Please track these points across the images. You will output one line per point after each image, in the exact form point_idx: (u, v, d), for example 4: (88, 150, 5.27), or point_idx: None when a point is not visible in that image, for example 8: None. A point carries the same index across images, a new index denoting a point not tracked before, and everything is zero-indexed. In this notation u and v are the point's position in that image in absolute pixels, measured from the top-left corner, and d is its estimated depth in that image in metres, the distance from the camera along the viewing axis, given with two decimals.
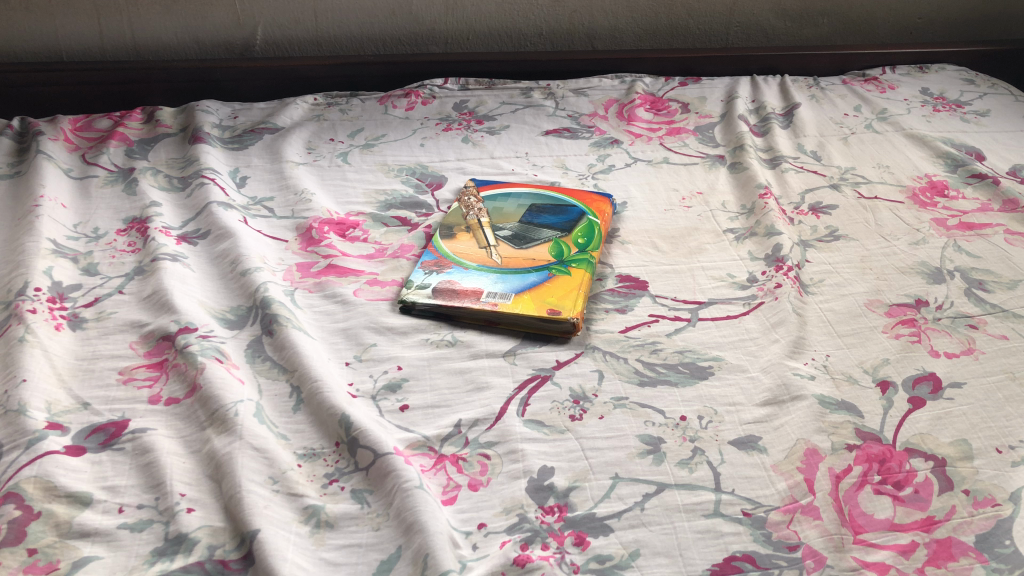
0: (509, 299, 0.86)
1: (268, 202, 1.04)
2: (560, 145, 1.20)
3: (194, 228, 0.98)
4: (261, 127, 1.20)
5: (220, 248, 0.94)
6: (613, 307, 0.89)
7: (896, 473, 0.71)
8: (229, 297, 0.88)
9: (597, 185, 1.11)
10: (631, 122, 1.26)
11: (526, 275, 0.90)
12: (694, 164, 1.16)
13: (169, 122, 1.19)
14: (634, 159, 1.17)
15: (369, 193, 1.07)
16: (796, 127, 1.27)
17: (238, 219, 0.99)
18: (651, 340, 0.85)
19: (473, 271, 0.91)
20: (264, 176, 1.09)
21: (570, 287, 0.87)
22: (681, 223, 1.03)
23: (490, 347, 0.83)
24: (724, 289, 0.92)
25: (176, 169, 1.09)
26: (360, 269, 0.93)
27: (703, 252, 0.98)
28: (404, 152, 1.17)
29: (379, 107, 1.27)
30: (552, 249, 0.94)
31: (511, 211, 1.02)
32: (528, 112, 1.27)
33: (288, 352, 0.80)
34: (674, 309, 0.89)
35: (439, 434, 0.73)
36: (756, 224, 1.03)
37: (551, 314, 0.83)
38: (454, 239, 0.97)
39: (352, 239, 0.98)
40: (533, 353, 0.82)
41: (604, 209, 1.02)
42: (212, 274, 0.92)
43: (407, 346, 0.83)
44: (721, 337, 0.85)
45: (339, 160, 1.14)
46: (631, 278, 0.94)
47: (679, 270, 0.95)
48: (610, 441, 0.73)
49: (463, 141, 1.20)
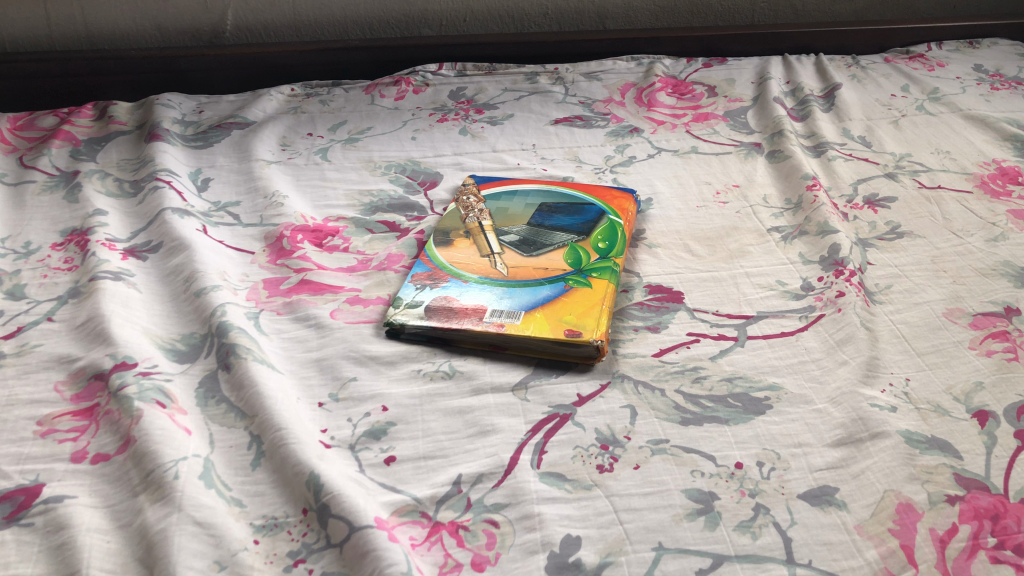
0: (518, 319, 0.71)
1: (232, 207, 0.90)
2: (572, 135, 1.05)
3: (144, 240, 0.83)
4: (229, 122, 1.05)
5: (172, 263, 0.79)
6: (643, 325, 0.74)
7: (1015, 534, 0.55)
8: (180, 323, 0.74)
9: (616, 180, 0.96)
10: (651, 108, 1.11)
11: (538, 289, 0.75)
12: (726, 153, 1.01)
13: (124, 118, 1.05)
14: (657, 149, 1.02)
15: (351, 195, 0.92)
16: (839, 111, 1.11)
17: (196, 228, 0.84)
18: (692, 365, 0.69)
19: (474, 285, 0.76)
20: (230, 177, 0.94)
21: (591, 302, 0.72)
22: (716, 222, 0.88)
23: (495, 379, 0.68)
24: (775, 300, 0.77)
25: (128, 172, 0.94)
26: (339, 284, 0.78)
27: (746, 255, 0.83)
28: (392, 147, 1.02)
29: (365, 97, 1.13)
30: (567, 256, 0.79)
31: (518, 212, 0.87)
32: (534, 99, 1.12)
33: (248, 393, 0.65)
34: (718, 326, 0.74)
35: (433, 496, 0.58)
36: (805, 221, 0.87)
37: (569, 336, 0.68)
38: (451, 247, 0.82)
39: (330, 249, 0.83)
40: (549, 386, 0.67)
41: (627, 207, 0.87)
42: (162, 295, 0.77)
43: (394, 379, 0.68)
44: (776, 360, 0.70)
45: (318, 156, 0.99)
46: (663, 289, 0.79)
47: (718, 278, 0.80)
48: (649, 500, 0.58)
49: (460, 133, 1.05)
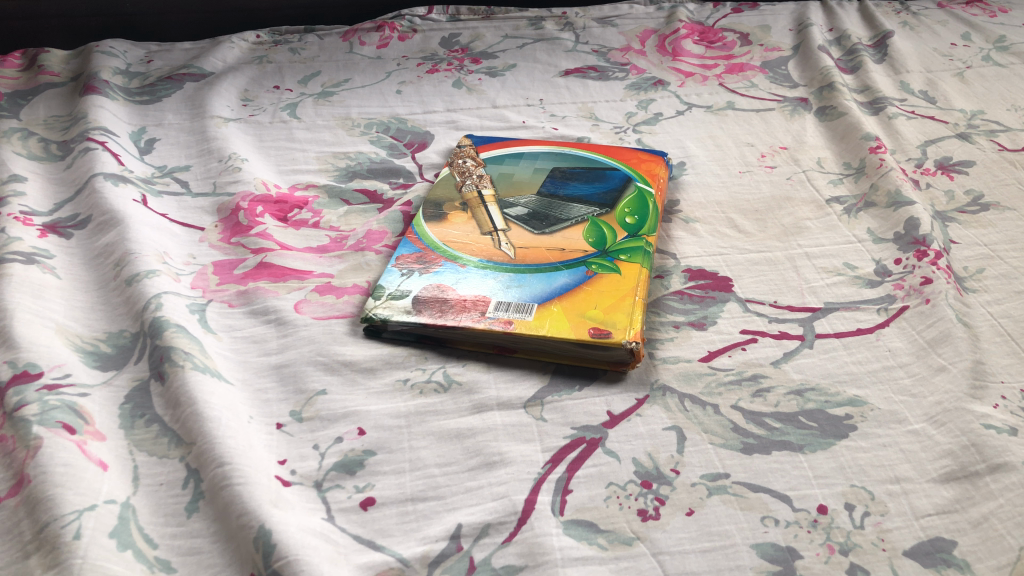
0: (531, 314, 0.56)
1: (180, 172, 0.74)
2: (585, 88, 0.90)
3: (70, 213, 0.68)
4: (182, 73, 0.89)
5: (101, 242, 0.64)
6: (685, 320, 0.59)
7: None
8: (107, 318, 0.58)
9: (641, 141, 0.80)
10: (677, 58, 0.95)
11: (554, 275, 0.60)
12: (767, 110, 0.86)
13: (57, 68, 0.89)
14: (687, 105, 0.87)
15: (324, 158, 0.77)
16: (893, 61, 0.96)
17: (134, 198, 0.68)
18: (750, 372, 0.55)
19: (474, 270, 0.61)
20: (179, 137, 0.79)
21: (621, 293, 0.58)
22: (762, 192, 0.73)
23: (502, 393, 0.53)
24: (845, 288, 0.62)
25: (58, 130, 0.79)
26: (306, 268, 0.63)
27: (804, 232, 0.68)
28: (374, 101, 0.87)
29: (342, 45, 0.97)
30: (588, 234, 0.64)
31: (525, 179, 0.72)
32: (540, 48, 0.97)
33: (185, 412, 0.50)
34: (778, 321, 0.59)
35: (424, 555, 0.43)
36: (870, 190, 0.73)
37: (597, 337, 0.54)
38: (444, 222, 0.67)
39: (297, 225, 0.68)
40: (571, 401, 0.53)
41: (657, 173, 0.72)
42: (86, 282, 0.61)
43: (373, 392, 0.53)
44: (855, 366, 0.56)
45: (285, 113, 0.84)
46: (706, 274, 0.64)
47: (772, 261, 0.65)
48: (709, 559, 0.44)
49: (454, 85, 0.90)
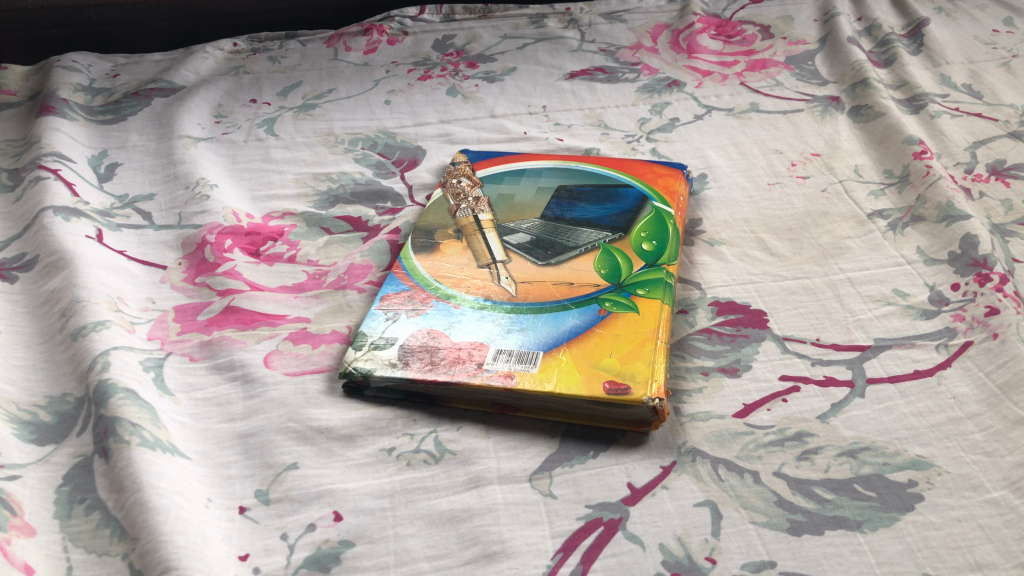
0: (536, 365, 0.48)
1: (142, 201, 0.67)
2: (593, 91, 0.81)
3: (16, 254, 0.60)
4: (150, 88, 0.82)
5: (48, 288, 0.56)
6: (715, 365, 0.51)
7: None
8: (49, 379, 0.50)
9: (656, 150, 0.72)
10: (692, 55, 0.87)
11: (561, 315, 0.52)
12: (795, 111, 0.78)
13: (14, 88, 0.82)
14: (706, 108, 0.79)
15: (303, 180, 0.69)
16: (931, 52, 0.87)
17: (87, 234, 0.61)
18: (794, 430, 0.47)
19: (469, 311, 0.53)
20: (144, 161, 0.71)
21: (640, 336, 0.50)
22: (795, 207, 0.65)
23: (504, 463, 0.45)
24: (897, 320, 0.54)
25: (10, 157, 0.71)
26: (279, 312, 0.56)
27: (845, 253, 0.60)
28: (360, 114, 0.79)
29: (327, 51, 0.89)
30: (601, 264, 0.56)
31: (528, 200, 0.64)
32: (542, 48, 0.89)
33: (129, 499, 0.42)
34: (823, 363, 0.51)
35: None
36: (917, 202, 0.64)
37: (613, 392, 0.46)
38: (436, 253, 0.59)
39: (271, 259, 0.61)
40: (584, 472, 0.45)
41: (676, 189, 0.64)
42: (29, 336, 0.54)
43: (353, 466, 0.46)
44: (916, 419, 0.47)
45: (262, 130, 0.76)
46: (737, 307, 0.56)
47: (810, 289, 0.57)
48: None
49: (448, 93, 0.82)
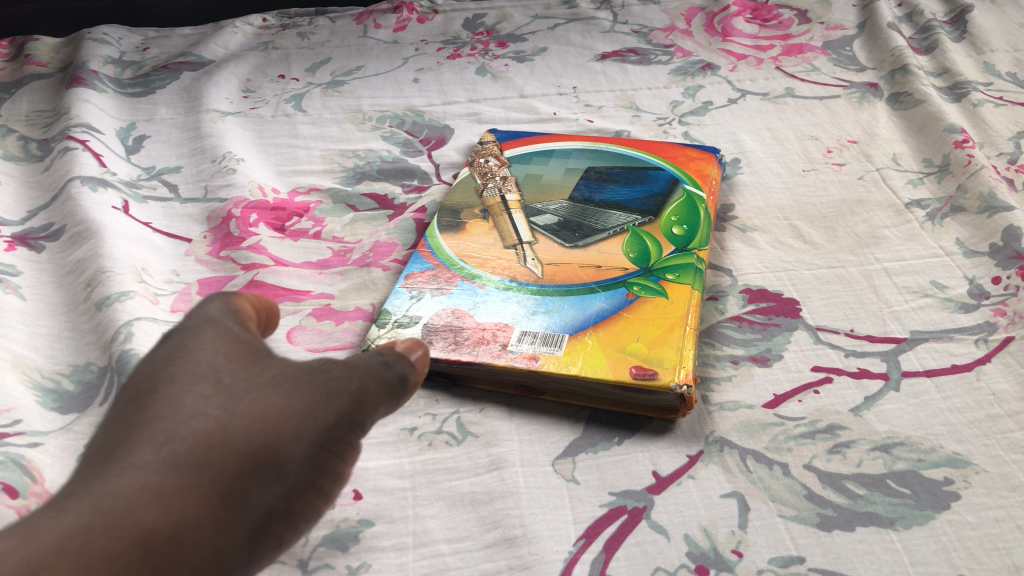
0: (561, 347, 0.47)
1: (169, 174, 0.66)
2: (624, 73, 0.80)
3: (44, 224, 0.60)
4: (179, 62, 0.82)
5: (74, 257, 0.56)
6: (745, 354, 0.50)
7: None
8: (73, 349, 0.50)
9: (688, 134, 0.71)
10: (727, 38, 0.85)
11: (588, 299, 0.51)
12: (832, 97, 0.76)
13: (46, 59, 0.82)
14: (740, 92, 0.77)
15: (330, 157, 0.69)
16: (974, 40, 0.85)
17: (114, 205, 0.61)
18: (826, 423, 0.45)
19: (494, 292, 0.52)
20: (171, 134, 0.71)
21: (669, 321, 0.49)
22: (831, 194, 0.64)
23: (526, 447, 0.45)
24: (935, 313, 0.52)
25: (40, 127, 0.71)
26: (303, 287, 0.55)
27: (882, 242, 0.58)
28: (388, 91, 0.78)
29: (356, 28, 0.88)
30: (629, 248, 0.55)
31: (556, 181, 0.63)
32: (574, 29, 0.87)
33: None
34: (857, 355, 0.50)
35: None
36: (957, 192, 0.62)
37: (640, 378, 0.45)
38: (462, 232, 0.58)
39: (295, 235, 0.60)
40: (608, 458, 0.44)
41: (708, 173, 0.63)
42: (54, 305, 0.54)
43: (374, 444, 0.45)
44: (953, 415, 0.45)
45: (290, 105, 0.76)
46: (768, 295, 0.55)
47: (845, 278, 0.55)
48: None
49: (477, 72, 0.81)
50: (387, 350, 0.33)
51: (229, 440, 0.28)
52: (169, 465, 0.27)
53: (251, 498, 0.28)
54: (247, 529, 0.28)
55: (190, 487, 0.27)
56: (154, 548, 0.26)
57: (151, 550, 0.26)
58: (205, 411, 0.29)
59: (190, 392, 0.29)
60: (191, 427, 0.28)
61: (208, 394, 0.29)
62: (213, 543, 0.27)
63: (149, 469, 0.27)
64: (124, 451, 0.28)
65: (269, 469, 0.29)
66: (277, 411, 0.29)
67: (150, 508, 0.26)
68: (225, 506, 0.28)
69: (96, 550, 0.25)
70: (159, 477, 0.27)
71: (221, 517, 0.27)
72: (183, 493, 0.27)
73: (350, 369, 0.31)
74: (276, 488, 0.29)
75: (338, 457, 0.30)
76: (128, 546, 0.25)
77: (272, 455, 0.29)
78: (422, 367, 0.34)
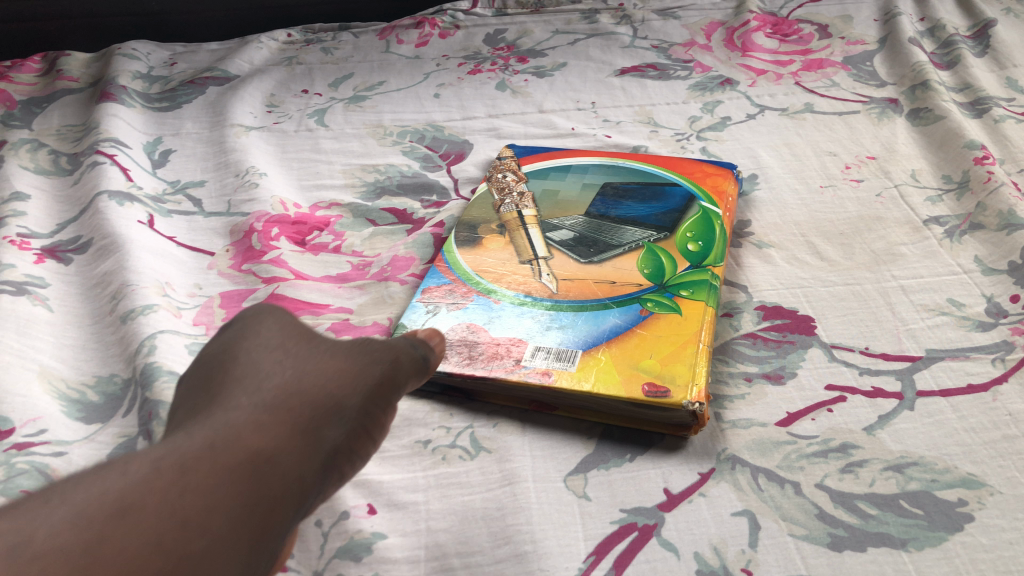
0: (574, 363, 0.48)
1: (194, 188, 0.68)
2: (643, 88, 0.80)
3: (71, 236, 0.62)
4: (205, 77, 0.84)
5: (100, 270, 0.58)
6: (759, 372, 0.50)
7: None
8: (98, 360, 0.52)
9: (705, 149, 0.71)
10: (747, 53, 0.86)
11: (602, 315, 0.51)
12: (851, 113, 0.76)
13: (77, 74, 0.84)
14: (759, 108, 0.77)
15: (351, 171, 0.70)
16: (997, 55, 0.84)
17: (139, 219, 0.62)
18: (839, 441, 0.45)
19: (509, 307, 0.53)
20: (197, 149, 0.73)
21: (682, 338, 0.49)
22: (848, 211, 0.64)
23: (539, 463, 0.45)
24: (952, 332, 0.52)
25: (70, 142, 0.73)
26: (322, 301, 0.56)
27: (899, 259, 0.58)
28: (409, 106, 0.79)
29: (378, 44, 0.90)
30: (644, 264, 0.55)
31: (573, 196, 0.63)
32: (594, 44, 0.88)
33: None
34: (871, 373, 0.49)
35: None
36: (977, 209, 0.62)
37: (652, 395, 0.45)
38: (479, 247, 0.59)
39: (315, 249, 0.61)
40: (619, 475, 0.44)
41: (725, 189, 0.63)
42: (80, 317, 0.55)
43: (388, 458, 0.46)
44: (968, 435, 0.45)
45: (312, 120, 0.77)
46: (784, 312, 0.55)
47: (860, 296, 0.55)
48: None
49: (497, 87, 0.82)
50: (411, 337, 0.40)
51: (305, 391, 0.35)
52: (260, 407, 0.34)
53: (328, 430, 0.34)
54: (319, 460, 0.34)
55: (282, 422, 0.34)
56: (261, 465, 0.31)
57: (258, 468, 0.31)
58: (285, 367, 0.36)
59: (269, 356, 0.37)
60: (275, 380, 0.35)
61: (283, 359, 0.37)
62: (297, 469, 0.33)
63: (249, 411, 0.33)
64: (223, 398, 0.34)
65: (334, 414, 0.35)
66: (341, 370, 0.37)
67: (256, 435, 0.32)
68: (308, 440, 0.34)
69: (218, 463, 0.30)
70: (251, 416, 0.33)
71: (302, 448, 0.33)
72: (271, 429, 0.33)
73: (387, 346, 0.39)
74: (340, 429, 0.35)
75: (381, 411, 0.37)
76: (237, 461, 0.31)
77: (340, 404, 0.35)
78: (439, 352, 0.41)
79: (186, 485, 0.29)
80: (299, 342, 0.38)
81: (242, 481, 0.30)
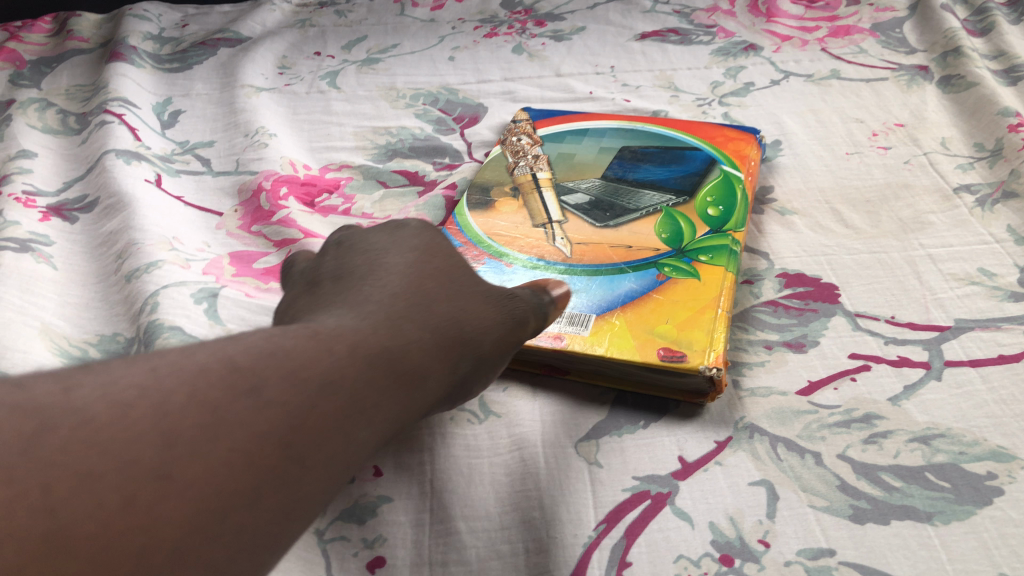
0: (587, 327, 0.46)
1: (203, 148, 0.67)
2: (664, 53, 0.78)
3: (78, 195, 0.61)
4: (217, 38, 0.82)
5: (106, 229, 0.57)
6: (780, 340, 0.48)
7: None
8: (102, 318, 0.50)
9: (727, 115, 0.69)
10: (771, 19, 0.83)
11: (617, 279, 0.50)
12: (879, 79, 0.73)
13: (88, 35, 0.83)
14: (783, 74, 0.75)
15: (362, 133, 0.68)
16: None
17: (146, 178, 0.61)
18: (862, 412, 0.43)
19: (521, 270, 0.51)
20: (206, 109, 0.71)
21: (700, 303, 0.47)
22: (875, 178, 0.61)
23: (550, 428, 0.44)
24: (982, 301, 0.50)
25: (79, 101, 0.72)
26: None
27: (927, 228, 0.56)
28: (423, 69, 0.77)
29: (393, 7, 0.88)
30: (662, 228, 0.54)
31: (589, 160, 0.61)
32: (614, 8, 0.86)
33: None
34: (897, 343, 0.48)
35: None
36: (1010, 177, 0.60)
37: (667, 359, 0.43)
38: (491, 210, 0.57)
39: (325, 211, 0.60)
40: (632, 442, 0.43)
41: (747, 153, 0.61)
42: (85, 276, 0.54)
43: None
44: (998, 407, 0.43)
45: (324, 82, 0.75)
46: (806, 280, 0.53)
47: (887, 264, 0.53)
48: None
49: (513, 51, 0.80)
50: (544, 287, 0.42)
51: (466, 321, 0.36)
52: (427, 323, 0.34)
53: (464, 361, 0.35)
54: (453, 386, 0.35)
55: (441, 342, 0.34)
56: (417, 381, 0.32)
57: (417, 382, 0.32)
58: (449, 291, 0.36)
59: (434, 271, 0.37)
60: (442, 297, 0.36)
61: (445, 278, 0.37)
62: (438, 393, 0.33)
63: (418, 322, 0.33)
64: (390, 297, 0.34)
65: (475, 351, 0.36)
66: (491, 310, 0.38)
67: (420, 349, 0.32)
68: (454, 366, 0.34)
69: (388, 369, 0.30)
70: (422, 330, 0.33)
71: (448, 373, 0.34)
72: (435, 347, 0.33)
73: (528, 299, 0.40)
74: (473, 365, 0.36)
75: (501, 360, 0.39)
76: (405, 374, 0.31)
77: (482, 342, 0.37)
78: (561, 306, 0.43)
79: (364, 382, 0.29)
80: (459, 268, 0.39)
81: (402, 393, 0.31)
